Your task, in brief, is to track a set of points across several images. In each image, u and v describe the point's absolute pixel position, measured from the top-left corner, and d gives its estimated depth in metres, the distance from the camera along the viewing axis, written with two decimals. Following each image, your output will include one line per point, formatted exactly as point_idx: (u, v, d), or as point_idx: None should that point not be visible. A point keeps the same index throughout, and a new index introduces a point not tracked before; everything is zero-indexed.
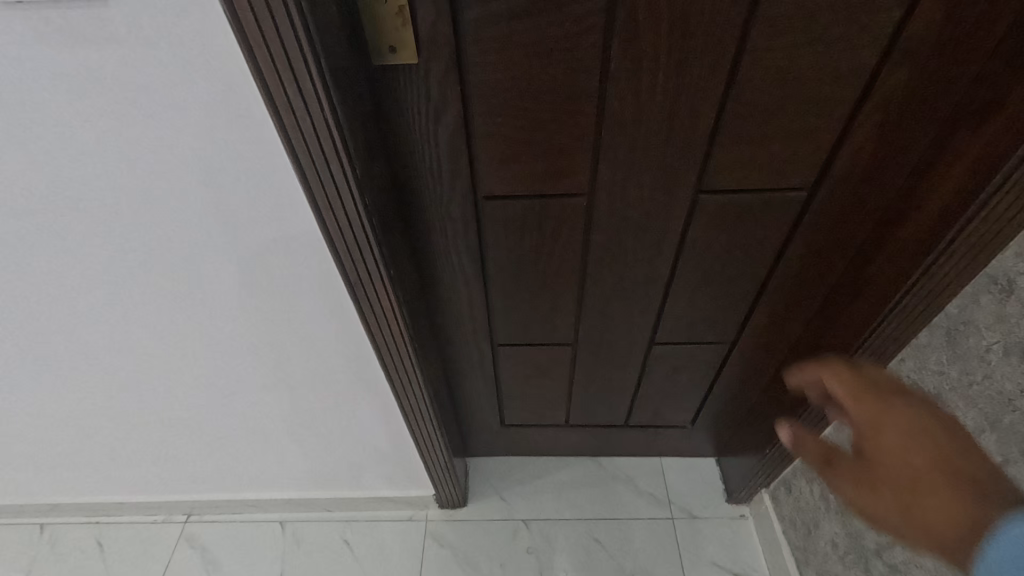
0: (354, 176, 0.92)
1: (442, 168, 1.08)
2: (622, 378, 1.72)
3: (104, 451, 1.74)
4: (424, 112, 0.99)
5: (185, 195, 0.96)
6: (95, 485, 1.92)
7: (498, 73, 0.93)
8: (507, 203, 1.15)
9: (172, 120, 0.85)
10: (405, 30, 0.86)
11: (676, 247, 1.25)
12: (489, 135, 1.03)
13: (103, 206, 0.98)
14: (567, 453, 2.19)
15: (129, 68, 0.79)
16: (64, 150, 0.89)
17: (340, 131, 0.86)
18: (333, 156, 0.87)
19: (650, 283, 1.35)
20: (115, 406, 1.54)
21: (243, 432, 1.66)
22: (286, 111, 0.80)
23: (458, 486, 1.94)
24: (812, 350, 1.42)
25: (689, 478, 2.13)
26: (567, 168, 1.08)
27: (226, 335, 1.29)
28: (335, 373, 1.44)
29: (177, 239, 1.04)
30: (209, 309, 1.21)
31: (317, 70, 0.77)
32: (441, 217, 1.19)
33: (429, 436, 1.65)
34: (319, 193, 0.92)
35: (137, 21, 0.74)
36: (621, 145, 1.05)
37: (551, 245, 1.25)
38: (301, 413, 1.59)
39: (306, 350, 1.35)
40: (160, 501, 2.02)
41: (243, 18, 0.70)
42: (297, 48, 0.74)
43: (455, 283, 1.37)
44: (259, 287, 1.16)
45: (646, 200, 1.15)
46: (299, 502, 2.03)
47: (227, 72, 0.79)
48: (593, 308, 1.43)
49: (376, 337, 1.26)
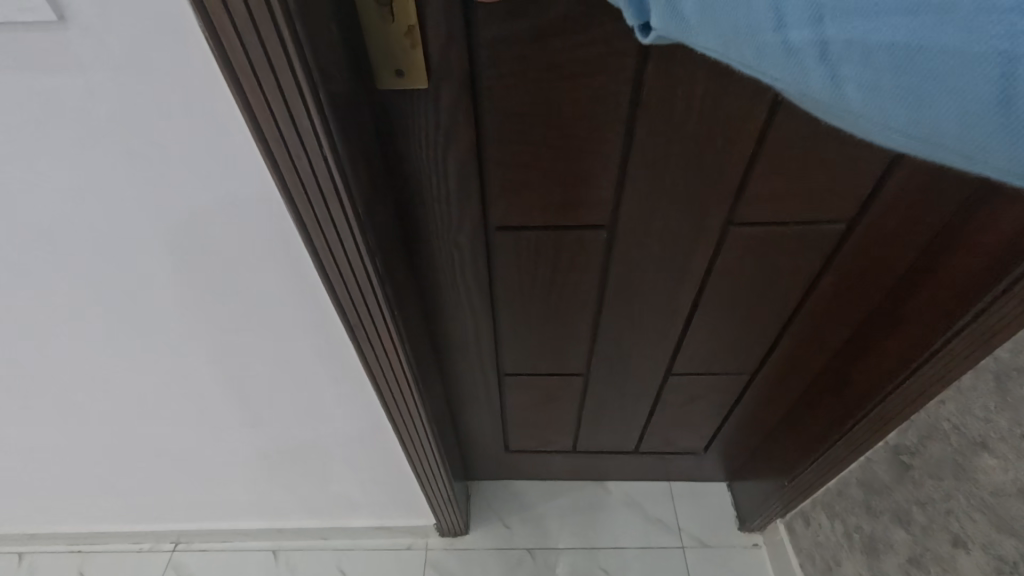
0: (355, 214, 0.83)
1: (450, 198, 0.99)
2: (634, 407, 1.62)
3: (82, 483, 1.63)
4: (433, 140, 0.89)
5: (165, 228, 0.87)
6: (76, 514, 1.82)
7: (516, 98, 0.84)
8: (517, 231, 1.06)
9: (147, 150, 0.75)
10: (414, 51, 0.77)
11: (699, 279, 1.16)
12: (503, 165, 0.94)
13: (73, 241, 0.88)
14: (573, 478, 2.09)
15: (97, 95, 0.69)
16: (28, 181, 0.79)
17: (342, 167, 0.76)
18: (332, 194, 0.78)
19: (670, 315, 1.26)
20: (93, 441, 1.43)
21: (232, 463, 1.56)
22: (278, 145, 0.71)
23: (459, 515, 1.85)
24: (839, 384, 1.35)
25: (699, 505, 2.04)
26: (588, 198, 0.99)
27: (214, 369, 1.20)
28: (330, 406, 1.34)
29: (158, 273, 0.95)
30: (195, 343, 1.11)
31: (315, 104, 0.68)
32: (448, 249, 1.10)
33: (431, 468, 1.57)
34: (316, 231, 0.83)
35: (105, 45, 0.64)
36: (647, 177, 0.96)
37: (562, 273, 1.15)
38: (295, 445, 1.49)
39: (300, 382, 1.26)
40: (145, 529, 1.92)
41: (229, 44, 0.61)
42: (291, 78, 0.64)
43: (453, 310, 1.26)
44: (249, 320, 1.07)
45: (670, 231, 1.06)
46: (293, 530, 1.93)
47: (211, 100, 0.70)
48: (607, 338, 1.33)
49: (376, 373, 1.18)
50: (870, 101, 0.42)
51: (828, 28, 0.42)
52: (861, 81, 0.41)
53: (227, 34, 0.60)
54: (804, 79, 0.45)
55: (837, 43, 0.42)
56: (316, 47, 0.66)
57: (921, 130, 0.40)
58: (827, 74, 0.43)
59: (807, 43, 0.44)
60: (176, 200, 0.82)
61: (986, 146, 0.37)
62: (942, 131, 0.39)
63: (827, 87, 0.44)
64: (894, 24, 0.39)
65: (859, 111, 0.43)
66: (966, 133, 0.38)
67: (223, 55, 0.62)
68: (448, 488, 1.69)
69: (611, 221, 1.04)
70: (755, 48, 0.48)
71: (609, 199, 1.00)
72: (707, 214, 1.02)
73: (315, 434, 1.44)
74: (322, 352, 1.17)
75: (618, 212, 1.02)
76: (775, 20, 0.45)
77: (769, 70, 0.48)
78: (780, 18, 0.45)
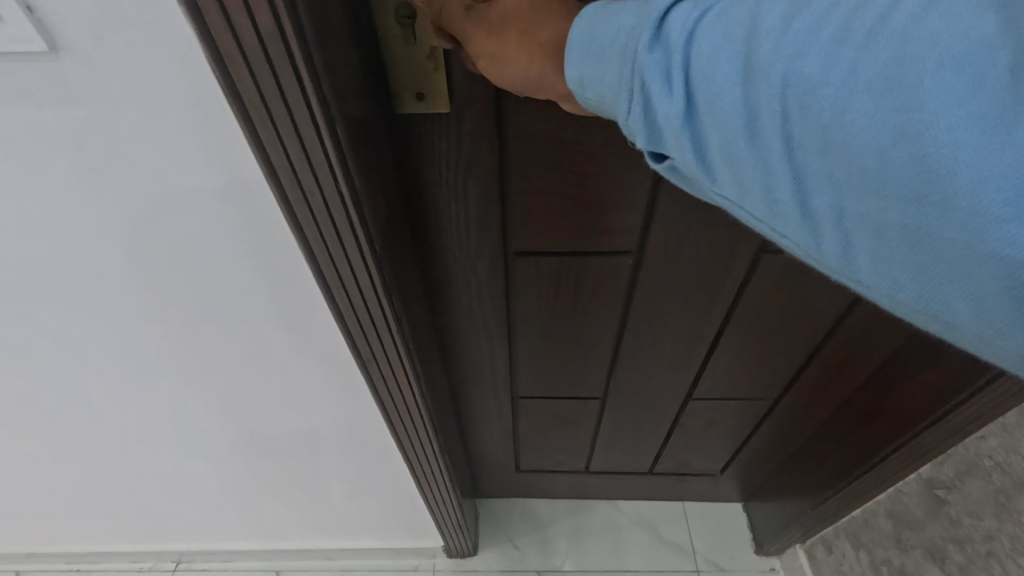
0: (372, 252, 0.76)
1: (470, 223, 0.94)
2: (652, 431, 1.56)
3: (76, 510, 1.57)
4: (454, 165, 0.85)
5: (164, 260, 0.81)
6: (73, 538, 1.76)
7: (543, 124, 0.79)
8: (534, 257, 1.01)
9: (149, 182, 0.70)
10: (436, 76, 0.72)
11: (727, 306, 1.10)
12: (527, 191, 0.89)
13: (65, 275, 0.82)
14: (584, 498, 2.02)
15: (94, 127, 0.64)
16: (17, 213, 0.73)
17: (359, 206, 0.70)
18: (347, 232, 0.71)
19: (694, 340, 1.20)
20: (84, 473, 1.36)
21: (231, 491, 1.49)
22: (290, 181, 0.65)
23: (468, 538, 1.80)
24: (867, 419, 1.28)
25: (714, 527, 1.97)
26: (614, 225, 0.94)
27: (211, 403, 1.12)
28: (331, 438, 1.27)
29: (155, 307, 0.89)
30: (192, 377, 1.04)
31: (332, 140, 0.62)
32: (464, 274, 1.05)
33: (440, 495, 1.51)
34: (330, 269, 0.77)
35: (103, 75, 0.59)
36: (678, 204, 0.90)
37: (582, 298, 1.09)
38: (297, 474, 1.42)
39: (300, 417, 1.18)
40: (146, 549, 1.86)
41: (239, 80, 0.55)
42: (306, 114, 0.58)
43: (467, 332, 1.21)
44: (249, 356, 1.01)
45: (698, 257, 1.00)
46: (297, 550, 1.88)
47: (219, 132, 0.65)
48: (626, 363, 1.28)
49: (388, 410, 1.11)
50: (889, 278, 0.37)
51: (846, 197, 0.37)
52: (883, 255, 0.37)
53: (238, 70, 0.55)
54: (815, 240, 0.40)
55: (856, 213, 0.37)
56: (333, 79, 0.60)
57: (944, 313, 0.36)
58: (841, 241, 0.39)
59: (821, 207, 0.39)
60: (177, 231, 0.77)
61: (1008, 343, 0.34)
62: (964, 319, 0.35)
63: (839, 253, 0.40)
64: (927, 206, 0.34)
65: (873, 284, 0.39)
66: (996, 326, 0.34)
67: (231, 90, 0.56)
68: (457, 513, 1.64)
69: (638, 248, 0.99)
70: (755, 198, 0.42)
71: (636, 226, 0.95)
72: (739, 242, 0.97)
73: (315, 463, 1.36)
74: (331, 389, 1.09)
75: (645, 239, 0.97)
76: (782, 179, 0.40)
77: (773, 225, 0.43)
78: (783, 183, 0.40)
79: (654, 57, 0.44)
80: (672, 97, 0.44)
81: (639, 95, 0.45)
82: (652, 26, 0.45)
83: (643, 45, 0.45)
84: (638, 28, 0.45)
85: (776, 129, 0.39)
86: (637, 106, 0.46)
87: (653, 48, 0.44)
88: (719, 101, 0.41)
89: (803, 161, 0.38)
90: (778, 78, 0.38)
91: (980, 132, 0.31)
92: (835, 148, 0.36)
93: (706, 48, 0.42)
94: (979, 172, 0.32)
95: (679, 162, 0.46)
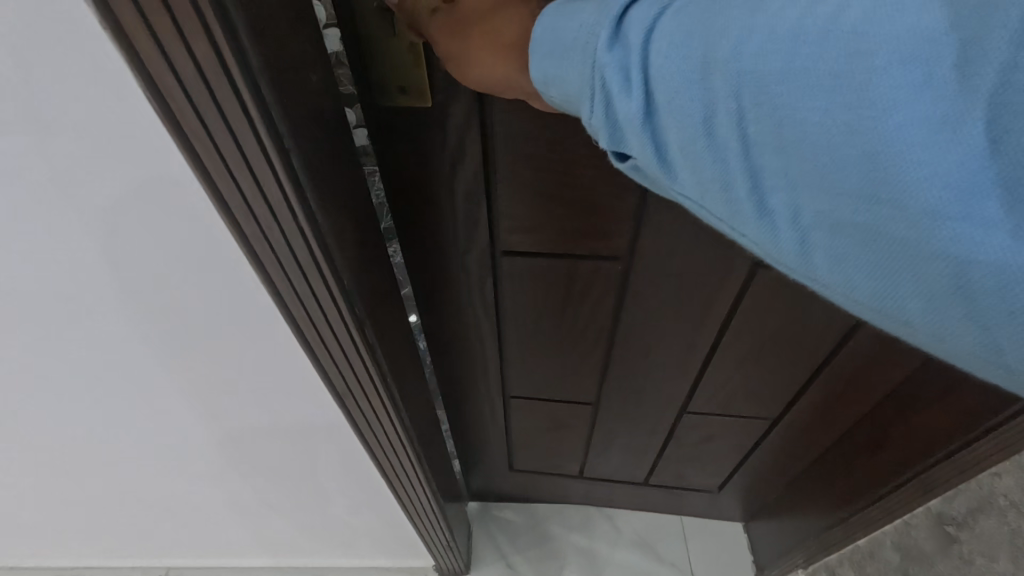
0: (347, 292, 0.67)
1: (455, 216, 0.91)
2: (646, 441, 1.51)
3: (39, 539, 1.49)
4: (439, 161, 0.82)
5: (93, 312, 0.71)
6: (44, 559, 1.69)
7: (525, 125, 0.76)
8: (521, 254, 0.97)
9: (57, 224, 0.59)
10: (418, 69, 0.70)
11: (723, 317, 1.05)
12: (511, 187, 0.85)
13: None
14: (577, 504, 1.99)
15: None
16: None
17: (326, 247, 0.61)
18: (315, 273, 0.62)
19: (689, 350, 1.14)
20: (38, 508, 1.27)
21: (201, 524, 1.41)
22: (246, 218, 0.56)
23: (458, 555, 1.76)
24: (873, 449, 1.21)
25: (712, 545, 1.92)
26: (601, 231, 0.90)
27: (165, 447, 1.03)
28: (308, 479, 1.18)
29: (92, 359, 0.79)
30: (138, 424, 0.95)
31: (289, 175, 0.52)
32: (452, 268, 1.02)
33: (428, 522, 1.45)
34: (298, 311, 0.68)
35: None
36: (670, 209, 0.85)
37: (572, 298, 1.05)
38: (272, 509, 1.34)
39: (271, 460, 1.09)
40: (124, 568, 1.80)
41: (177, 109, 0.47)
42: (258, 147, 0.50)
43: (457, 327, 1.17)
44: (207, 405, 0.91)
45: (693, 265, 0.95)
46: (281, 565, 1.83)
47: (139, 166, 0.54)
48: (618, 369, 1.23)
49: (373, 448, 1.03)
50: (845, 277, 0.35)
51: (802, 194, 0.35)
52: (838, 251, 0.35)
53: (174, 96, 0.46)
54: (774, 239, 0.38)
55: (811, 211, 0.35)
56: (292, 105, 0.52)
57: (901, 312, 0.33)
58: (798, 240, 0.37)
59: (778, 206, 0.37)
60: (103, 281, 0.66)
61: (963, 339, 0.31)
62: (918, 317, 0.32)
63: (796, 252, 0.37)
64: (878, 200, 0.31)
65: (830, 283, 0.36)
66: (951, 325, 0.31)
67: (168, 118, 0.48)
68: (448, 534, 1.59)
69: (629, 252, 0.94)
70: (713, 194, 0.40)
71: (627, 228, 0.90)
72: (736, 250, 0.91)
73: (289, 498, 1.27)
74: (301, 432, 1.00)
75: (636, 243, 0.92)
76: (739, 177, 0.38)
77: (733, 223, 0.41)
78: (740, 178, 0.38)
79: (614, 56, 0.43)
80: (629, 93, 0.42)
81: (601, 95, 0.44)
82: (612, 24, 0.44)
83: (603, 44, 0.44)
84: (598, 27, 0.44)
85: (732, 126, 0.37)
86: (598, 105, 0.45)
87: (614, 48, 0.43)
88: (676, 98, 0.39)
89: (758, 156, 0.37)
90: (730, 74, 0.36)
91: (934, 121, 0.29)
92: (788, 143, 0.35)
93: (662, 41, 0.40)
94: (933, 164, 0.29)
95: (637, 159, 0.45)
